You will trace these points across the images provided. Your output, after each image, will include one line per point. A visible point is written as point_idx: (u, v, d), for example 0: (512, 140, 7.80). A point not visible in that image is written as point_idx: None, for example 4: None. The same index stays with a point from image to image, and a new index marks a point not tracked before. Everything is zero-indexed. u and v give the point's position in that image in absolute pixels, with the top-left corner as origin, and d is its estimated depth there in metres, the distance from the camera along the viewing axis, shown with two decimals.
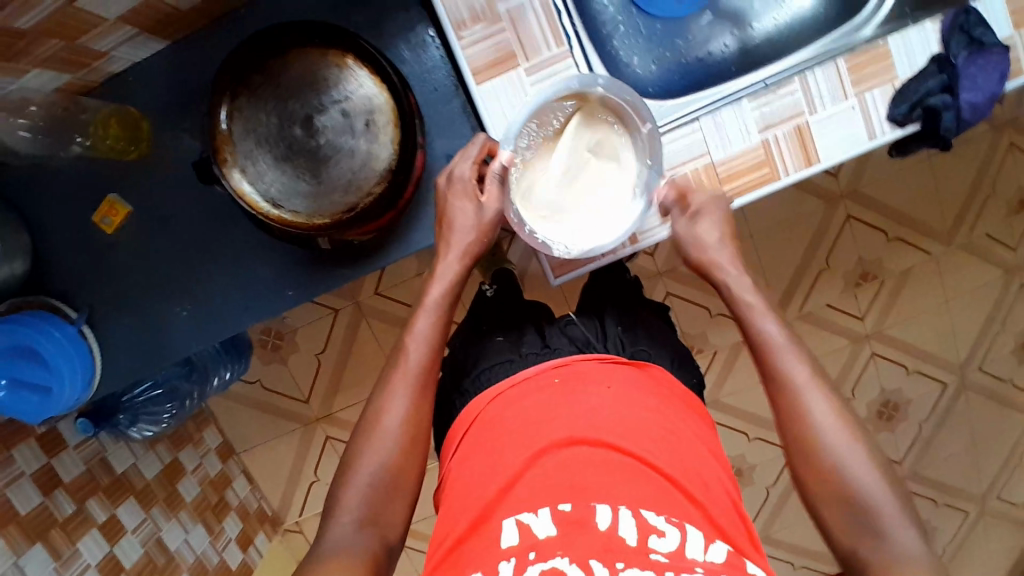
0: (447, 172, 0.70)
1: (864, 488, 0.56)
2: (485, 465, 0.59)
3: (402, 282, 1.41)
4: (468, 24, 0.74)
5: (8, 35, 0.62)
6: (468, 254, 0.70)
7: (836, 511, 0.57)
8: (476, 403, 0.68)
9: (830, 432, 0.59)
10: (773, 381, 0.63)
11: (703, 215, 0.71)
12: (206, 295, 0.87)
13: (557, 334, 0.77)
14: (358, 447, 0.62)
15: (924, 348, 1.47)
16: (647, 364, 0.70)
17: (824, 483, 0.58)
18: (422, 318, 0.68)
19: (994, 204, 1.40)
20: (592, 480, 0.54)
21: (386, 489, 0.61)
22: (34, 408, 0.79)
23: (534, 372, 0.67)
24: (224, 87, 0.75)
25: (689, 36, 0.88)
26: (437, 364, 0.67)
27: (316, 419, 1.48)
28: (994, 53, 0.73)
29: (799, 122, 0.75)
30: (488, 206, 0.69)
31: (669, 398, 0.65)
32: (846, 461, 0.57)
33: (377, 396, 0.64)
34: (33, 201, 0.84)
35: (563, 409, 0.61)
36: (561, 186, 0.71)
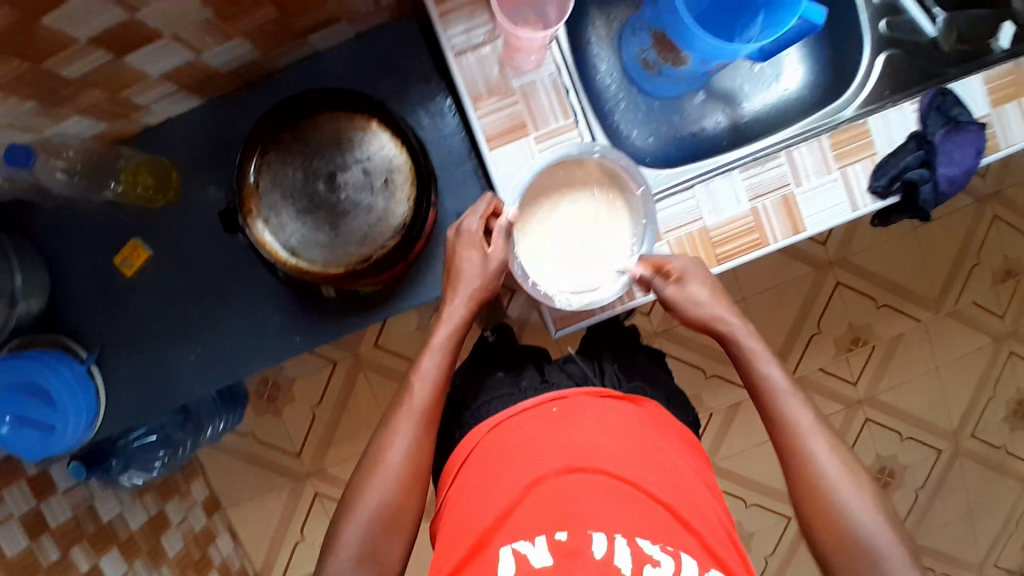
0: (455, 226, 0.73)
1: (869, 530, 0.61)
2: (486, 491, 0.61)
3: (403, 335, 1.44)
4: (485, 96, 0.78)
5: (56, 82, 0.65)
6: (475, 298, 0.73)
7: (841, 553, 0.61)
8: (475, 429, 0.70)
9: (834, 475, 0.63)
10: (777, 421, 0.68)
11: (687, 278, 0.73)
12: (216, 339, 0.90)
13: (556, 371, 0.81)
14: (361, 483, 0.63)
15: (917, 414, 1.49)
16: (643, 399, 0.72)
17: (827, 525, 0.62)
18: (428, 357, 0.69)
19: (980, 274, 1.46)
20: (588, 509, 0.56)
21: (385, 525, 0.61)
22: (35, 445, 0.79)
23: (532, 402, 0.69)
24: (256, 143, 0.80)
25: (684, 113, 0.95)
26: (441, 403, 0.67)
27: (308, 473, 1.47)
28: (969, 131, 0.79)
29: (786, 193, 0.80)
30: (494, 256, 0.72)
31: (664, 429, 0.69)
32: (847, 502, 0.62)
33: (381, 433, 0.65)
34: (56, 242, 0.87)
35: (563, 440, 0.63)
36: (557, 242, 0.76)
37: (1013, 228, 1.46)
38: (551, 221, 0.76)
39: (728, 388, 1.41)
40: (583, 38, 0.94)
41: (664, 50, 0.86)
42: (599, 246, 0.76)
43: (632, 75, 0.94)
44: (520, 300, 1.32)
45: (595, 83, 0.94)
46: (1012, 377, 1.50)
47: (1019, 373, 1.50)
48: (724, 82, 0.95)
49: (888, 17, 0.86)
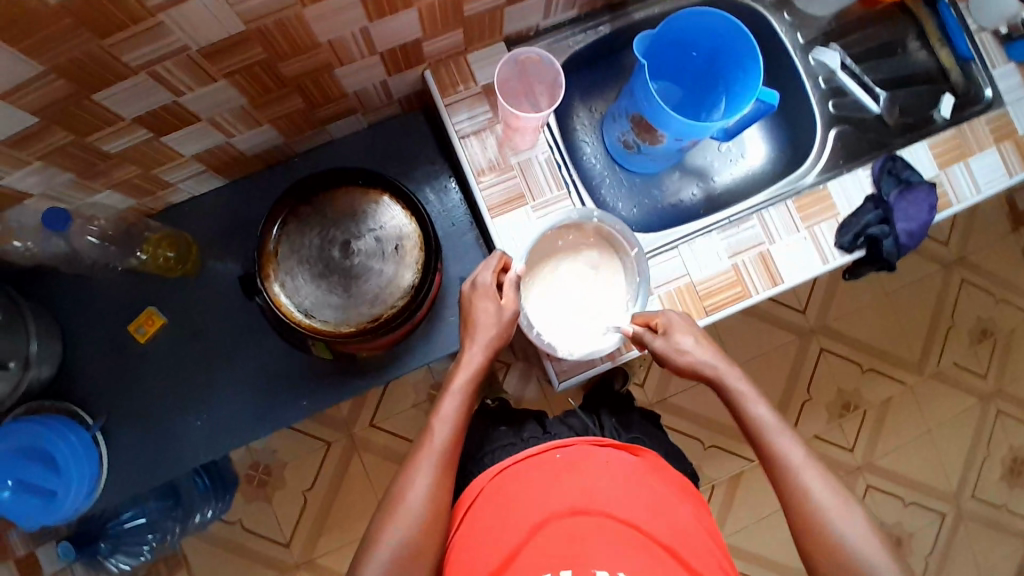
0: (470, 279, 0.77)
1: (870, 562, 0.62)
2: (491, 535, 0.62)
3: (399, 413, 1.39)
4: (486, 171, 0.85)
5: (95, 155, 0.72)
6: (491, 345, 0.75)
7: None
8: (477, 478, 0.70)
9: (830, 509, 0.65)
10: (771, 460, 0.70)
11: (673, 329, 0.77)
12: (224, 406, 0.92)
13: (557, 423, 0.85)
14: (382, 524, 0.64)
15: (916, 478, 1.49)
16: (642, 448, 0.73)
17: (829, 559, 0.64)
18: (449, 398, 0.72)
19: (956, 334, 1.53)
20: (592, 549, 0.58)
21: (403, 566, 0.62)
22: (36, 510, 0.80)
23: (536, 449, 0.70)
24: (279, 211, 0.86)
25: (663, 186, 1.02)
26: (459, 444, 0.71)
27: (297, 565, 1.35)
28: (921, 190, 0.88)
29: (761, 250, 0.87)
30: (507, 306, 0.76)
31: (665, 475, 0.70)
32: (845, 533, 0.64)
33: (402, 474, 0.67)
34: (72, 312, 0.91)
35: (565, 483, 0.64)
36: (561, 297, 0.82)
37: (982, 290, 1.54)
38: (552, 277, 0.82)
39: (727, 458, 1.42)
40: (568, 125, 1.01)
41: (641, 131, 0.90)
42: (599, 302, 0.82)
43: (614, 155, 1.00)
44: (515, 373, 1.35)
45: (581, 163, 1.00)
46: (1003, 435, 1.52)
47: (1010, 432, 1.53)
48: (697, 159, 1.03)
49: (835, 98, 0.98)
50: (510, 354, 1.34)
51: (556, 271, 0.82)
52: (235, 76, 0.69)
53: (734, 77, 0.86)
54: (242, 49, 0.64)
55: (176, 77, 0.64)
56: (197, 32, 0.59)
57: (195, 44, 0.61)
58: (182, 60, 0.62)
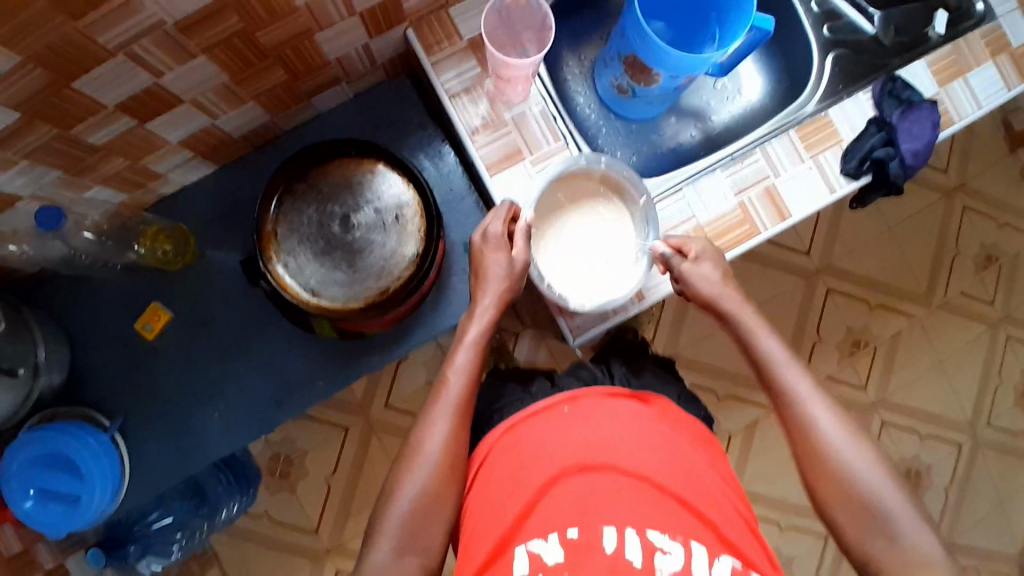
0: (481, 230, 0.78)
1: (874, 492, 0.62)
2: (504, 495, 0.63)
3: (412, 392, 1.39)
4: (480, 130, 0.83)
5: (80, 148, 0.70)
6: (502, 297, 0.77)
7: (847, 515, 0.63)
8: (488, 435, 0.71)
9: (840, 443, 0.65)
10: (778, 392, 0.70)
11: (704, 258, 0.77)
12: (239, 395, 0.91)
13: (566, 376, 0.85)
14: (403, 474, 0.68)
15: (931, 410, 1.50)
16: (653, 397, 0.73)
17: (834, 489, 0.64)
18: (461, 352, 0.75)
19: (962, 263, 1.52)
20: (600, 504, 0.58)
21: (423, 513, 0.66)
22: (62, 518, 0.80)
23: (544, 403, 0.70)
24: (276, 189, 0.84)
25: (660, 131, 1.00)
26: (474, 395, 0.73)
27: (326, 551, 1.36)
28: (924, 108, 0.86)
29: (767, 184, 0.85)
30: (517, 258, 0.77)
31: (678, 423, 0.70)
32: (851, 464, 0.64)
33: (419, 425, 0.71)
34: (75, 314, 0.89)
35: (578, 437, 0.65)
36: (570, 251, 0.81)
37: (984, 216, 1.52)
38: (562, 231, 0.82)
39: (743, 407, 1.42)
40: (559, 76, 0.98)
41: (635, 73, 0.87)
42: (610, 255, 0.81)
43: (608, 104, 0.97)
44: (525, 342, 1.34)
45: (575, 114, 0.97)
46: (1014, 360, 1.53)
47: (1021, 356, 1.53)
48: (692, 100, 1.01)
49: (828, 23, 0.95)
50: (517, 323, 1.33)
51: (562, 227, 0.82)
52: (215, 49, 0.66)
53: (727, 8, 0.83)
54: (218, 19, 0.62)
55: (155, 57, 0.62)
56: (171, 4, 0.57)
57: (172, 18, 0.58)
58: (159, 36, 0.60)
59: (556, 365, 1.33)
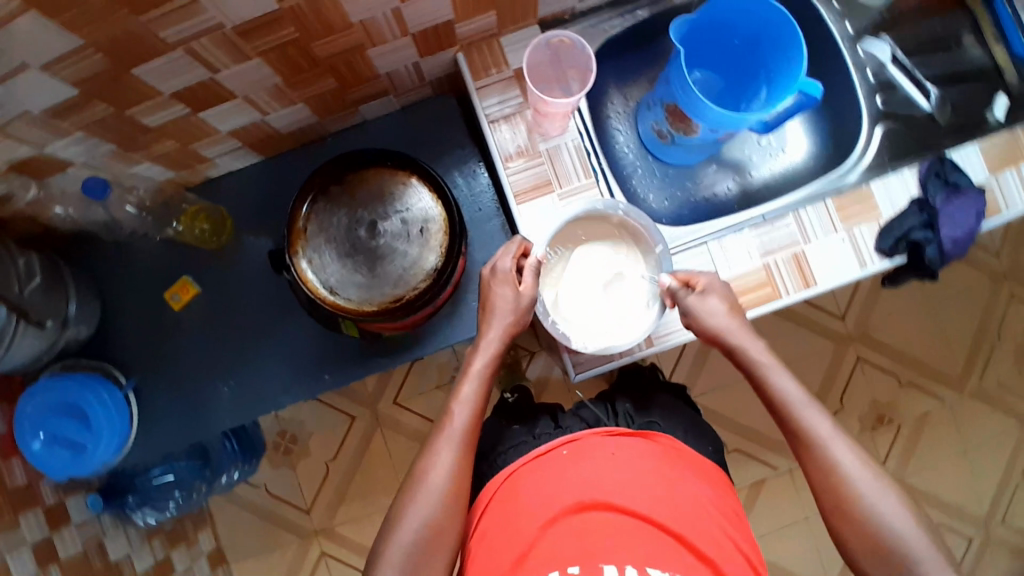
0: (490, 265, 0.79)
1: (900, 534, 0.62)
2: (505, 532, 0.64)
3: (421, 393, 1.41)
4: (514, 157, 0.84)
5: (134, 126, 0.74)
6: (508, 330, 0.78)
7: (870, 557, 0.63)
8: (489, 481, 0.71)
9: (860, 483, 0.65)
10: (795, 432, 0.69)
11: (711, 291, 0.76)
12: (249, 375, 0.94)
13: (569, 416, 0.87)
14: (405, 504, 0.68)
15: (946, 498, 1.44)
16: (653, 432, 0.73)
17: (856, 531, 0.64)
18: (468, 383, 0.76)
19: (1002, 352, 1.45)
20: (601, 542, 0.60)
21: (426, 544, 0.66)
22: (66, 463, 0.84)
23: (546, 445, 0.71)
24: (308, 191, 0.87)
25: (698, 179, 0.99)
26: (479, 425, 0.74)
27: (316, 531, 1.39)
28: (970, 195, 0.84)
29: (795, 250, 0.84)
30: (526, 293, 0.77)
31: (682, 460, 0.70)
32: (875, 507, 0.64)
33: (424, 454, 0.71)
34: (112, 275, 0.94)
35: (579, 475, 0.66)
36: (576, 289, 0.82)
37: None
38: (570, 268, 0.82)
39: (750, 463, 1.39)
40: (601, 114, 0.98)
41: (675, 121, 0.87)
42: (617, 300, 0.82)
43: (647, 146, 0.97)
44: (538, 362, 1.34)
45: (613, 152, 0.98)
46: None
47: None
48: (734, 152, 0.99)
49: (883, 93, 0.93)
50: (534, 342, 1.33)
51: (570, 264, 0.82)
52: (269, 54, 0.69)
53: (775, 65, 0.83)
54: (274, 27, 0.65)
55: (212, 55, 0.66)
56: (232, 10, 0.60)
57: (230, 22, 0.62)
58: (218, 37, 0.63)
59: (565, 391, 1.33)
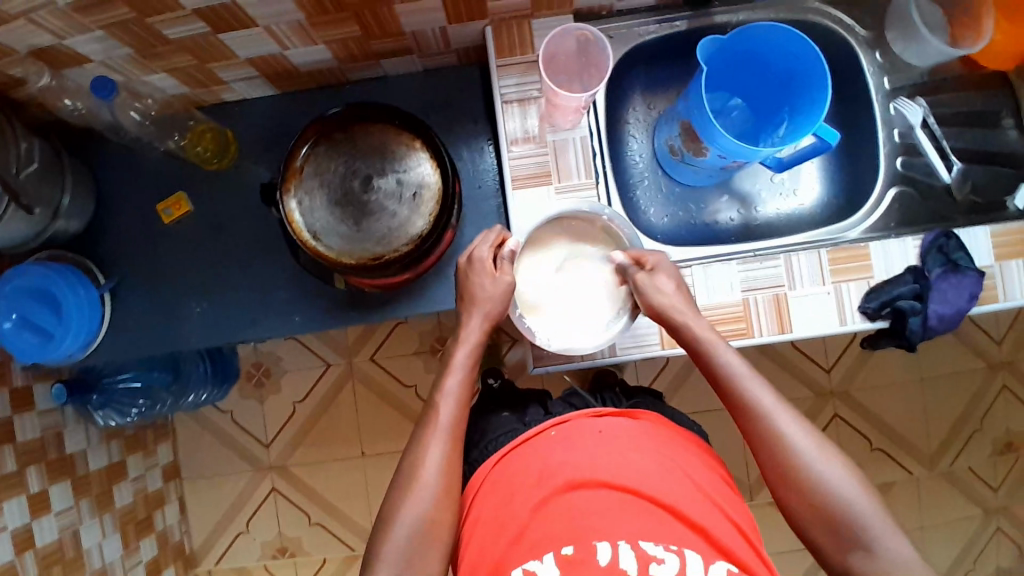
0: (467, 254, 0.78)
1: (851, 500, 0.63)
2: (499, 518, 0.65)
3: (399, 356, 1.42)
4: (520, 142, 0.83)
5: (154, 36, 0.75)
6: (490, 317, 0.77)
7: (821, 527, 0.64)
8: (481, 467, 0.73)
9: (808, 451, 0.65)
10: (741, 408, 0.69)
11: (660, 270, 0.76)
12: (225, 302, 0.96)
13: (560, 403, 0.88)
14: (397, 503, 0.68)
15: None
16: (640, 411, 0.74)
17: (804, 501, 0.64)
18: (451, 376, 0.75)
19: (979, 439, 1.43)
20: (591, 518, 0.60)
21: (422, 537, 0.66)
22: (32, 349, 0.86)
23: (533, 429, 0.72)
24: (309, 134, 0.87)
25: (704, 203, 0.97)
26: (464, 418, 0.74)
27: (271, 466, 1.42)
28: (968, 275, 0.83)
29: (778, 293, 0.83)
30: (503, 279, 0.77)
31: (668, 438, 0.71)
32: (826, 477, 0.64)
33: (413, 450, 0.71)
34: (113, 177, 0.95)
35: (563, 454, 0.67)
36: (545, 286, 0.82)
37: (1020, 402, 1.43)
38: (541, 265, 0.82)
39: None
40: (622, 116, 0.97)
41: (688, 139, 0.86)
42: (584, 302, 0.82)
43: (660, 159, 0.96)
44: (518, 349, 1.34)
45: (624, 158, 0.97)
46: (993, 555, 1.44)
47: (1003, 553, 1.44)
48: (745, 184, 0.97)
49: (906, 156, 0.91)
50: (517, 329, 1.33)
51: (542, 260, 0.82)
52: None
53: (799, 101, 0.81)
54: None
55: None
56: None
57: None
58: None
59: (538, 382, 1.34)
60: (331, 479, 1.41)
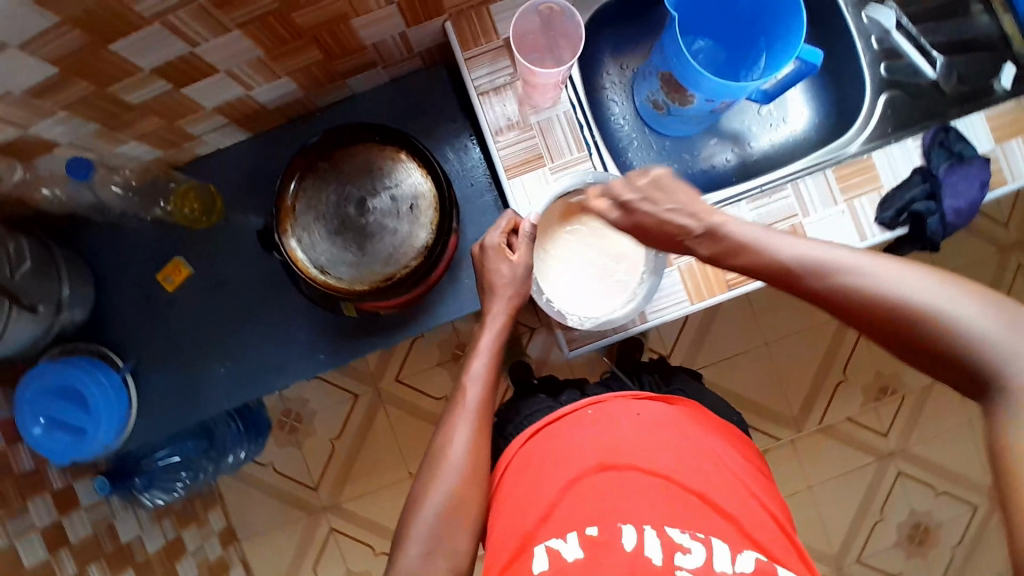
0: (480, 243, 0.79)
1: (914, 290, 0.51)
2: (524, 498, 0.63)
3: (424, 371, 1.41)
4: (504, 131, 0.82)
5: (117, 105, 0.73)
6: (512, 305, 0.77)
7: (906, 340, 0.51)
8: (509, 447, 0.71)
9: (845, 264, 0.55)
10: (764, 265, 0.61)
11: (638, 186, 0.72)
12: (245, 357, 0.94)
13: (597, 387, 0.87)
14: (425, 483, 0.66)
15: (955, 469, 1.40)
16: (677, 397, 0.72)
17: (870, 317, 0.53)
18: (478, 360, 0.75)
19: None
20: (620, 503, 0.58)
21: (452, 514, 0.64)
22: (65, 448, 0.84)
23: (569, 407, 0.70)
24: (295, 169, 0.86)
25: (697, 151, 0.96)
26: (493, 400, 0.73)
27: (324, 507, 1.41)
28: (974, 165, 0.82)
29: (793, 223, 0.81)
30: (520, 263, 0.77)
31: (707, 425, 0.68)
32: (878, 279, 0.53)
33: (441, 431, 0.70)
34: (106, 258, 0.94)
35: (597, 437, 0.65)
36: (568, 273, 0.82)
37: None
38: (562, 254, 0.83)
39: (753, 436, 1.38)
40: (597, 83, 0.96)
41: (671, 90, 0.85)
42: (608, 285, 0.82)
43: (644, 117, 0.95)
44: (539, 338, 1.33)
45: (608, 124, 0.95)
46: None
47: None
48: (733, 122, 0.96)
49: (887, 61, 0.90)
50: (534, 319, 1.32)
51: (561, 249, 0.83)
52: (250, 26, 0.68)
53: (776, 35, 0.79)
54: None
55: (190, 28, 0.64)
56: None
57: None
58: (195, 10, 0.62)
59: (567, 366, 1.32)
60: (385, 507, 1.41)
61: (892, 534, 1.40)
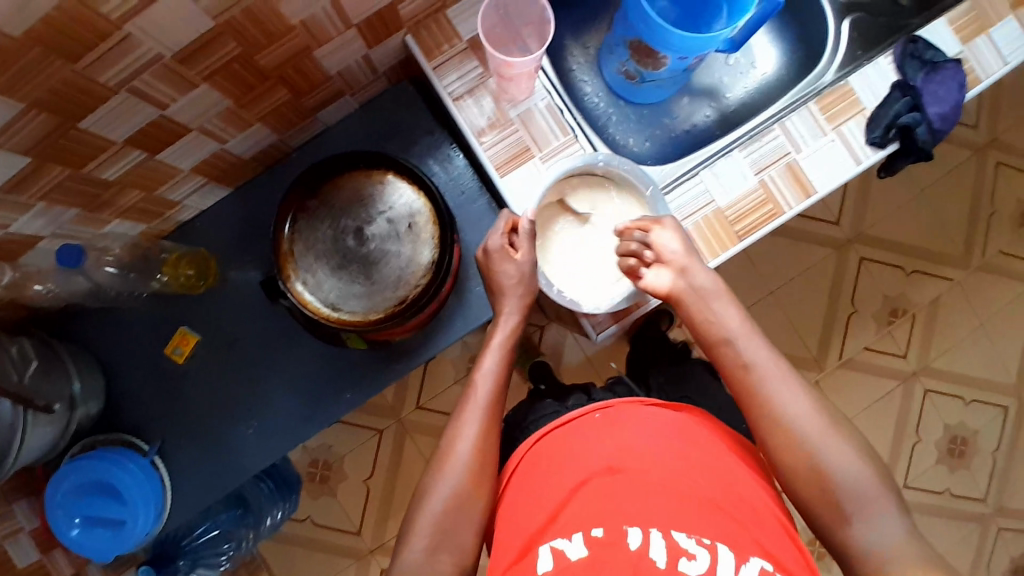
0: (482, 247, 0.78)
1: (843, 480, 0.59)
2: (532, 498, 0.59)
3: (443, 392, 1.39)
4: (486, 131, 0.81)
5: (95, 185, 0.71)
6: (523, 304, 0.77)
7: (801, 473, 0.60)
8: (519, 447, 0.66)
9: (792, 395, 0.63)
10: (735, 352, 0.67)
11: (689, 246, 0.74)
12: (269, 413, 0.92)
13: (604, 391, 0.84)
14: (432, 479, 0.65)
15: (977, 376, 1.41)
16: (685, 406, 0.67)
17: (792, 446, 0.61)
18: (490, 356, 0.74)
19: (998, 221, 1.41)
20: (627, 502, 0.53)
21: (459, 510, 0.62)
22: (108, 543, 0.82)
23: (577, 411, 0.65)
24: (288, 209, 0.84)
25: (674, 113, 0.97)
26: (503, 396, 0.72)
27: (371, 550, 1.37)
28: (947, 69, 0.82)
29: (788, 160, 0.82)
30: (524, 260, 0.76)
31: (710, 430, 0.64)
32: (820, 449, 0.60)
33: (451, 427, 0.68)
34: (108, 344, 0.91)
35: (602, 443, 0.60)
36: (571, 258, 0.83)
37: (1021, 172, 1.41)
38: (562, 238, 0.83)
39: None
40: (564, 66, 0.96)
41: (641, 58, 0.85)
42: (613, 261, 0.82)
43: (616, 91, 0.95)
44: (551, 334, 1.32)
45: (584, 104, 0.95)
46: None
47: None
48: (704, 79, 0.98)
49: None
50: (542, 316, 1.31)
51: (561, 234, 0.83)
52: (215, 77, 0.66)
53: None
54: (215, 47, 0.62)
55: (156, 89, 0.62)
56: (167, 38, 0.57)
57: (168, 51, 0.58)
58: (158, 70, 0.60)
59: (583, 356, 1.31)
60: None
61: (933, 452, 1.40)
